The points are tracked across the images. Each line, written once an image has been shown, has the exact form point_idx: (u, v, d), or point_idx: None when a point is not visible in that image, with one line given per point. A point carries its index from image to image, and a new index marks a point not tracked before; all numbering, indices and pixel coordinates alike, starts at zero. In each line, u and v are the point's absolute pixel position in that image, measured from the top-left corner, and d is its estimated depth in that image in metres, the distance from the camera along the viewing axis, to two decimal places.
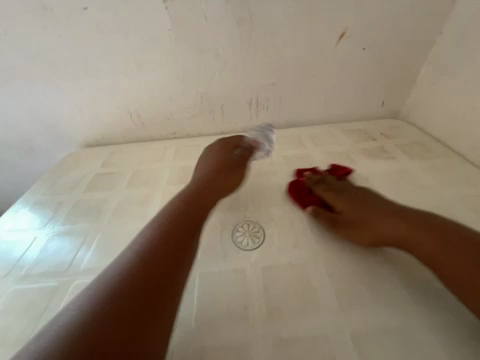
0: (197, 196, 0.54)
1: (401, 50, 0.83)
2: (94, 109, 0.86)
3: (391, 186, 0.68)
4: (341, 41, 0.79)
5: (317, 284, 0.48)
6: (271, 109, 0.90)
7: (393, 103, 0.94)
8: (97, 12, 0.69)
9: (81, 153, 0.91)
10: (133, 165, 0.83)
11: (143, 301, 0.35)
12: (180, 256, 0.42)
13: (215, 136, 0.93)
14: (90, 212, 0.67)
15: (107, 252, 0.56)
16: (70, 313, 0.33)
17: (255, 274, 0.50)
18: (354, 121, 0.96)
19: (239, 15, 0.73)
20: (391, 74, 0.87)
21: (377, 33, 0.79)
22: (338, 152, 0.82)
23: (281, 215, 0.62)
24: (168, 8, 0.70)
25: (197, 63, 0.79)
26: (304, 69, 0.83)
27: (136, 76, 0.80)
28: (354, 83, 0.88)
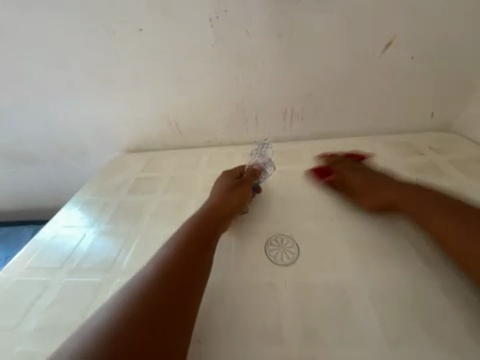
0: (212, 214, 0.59)
1: (457, 58, 0.76)
2: (139, 118, 0.93)
3: None
4: (386, 50, 0.76)
5: (359, 310, 0.44)
6: (306, 119, 0.89)
7: (445, 115, 0.86)
8: (150, 33, 0.77)
9: (124, 158, 0.99)
10: (170, 171, 0.87)
11: (165, 311, 0.39)
12: (196, 271, 0.46)
13: (248, 146, 0.94)
14: (130, 214, 0.72)
15: (145, 254, 0.59)
16: (104, 316, 0.38)
17: (290, 290, 0.48)
18: (397, 133, 0.90)
19: (280, 29, 0.74)
20: (444, 84, 0.80)
21: (428, 41, 0.74)
22: (379, 166, 0.77)
23: (317, 230, 0.59)
24: (214, 26, 0.75)
25: (236, 75, 0.82)
26: (344, 79, 0.81)
27: (178, 88, 0.86)
28: (399, 94, 0.82)
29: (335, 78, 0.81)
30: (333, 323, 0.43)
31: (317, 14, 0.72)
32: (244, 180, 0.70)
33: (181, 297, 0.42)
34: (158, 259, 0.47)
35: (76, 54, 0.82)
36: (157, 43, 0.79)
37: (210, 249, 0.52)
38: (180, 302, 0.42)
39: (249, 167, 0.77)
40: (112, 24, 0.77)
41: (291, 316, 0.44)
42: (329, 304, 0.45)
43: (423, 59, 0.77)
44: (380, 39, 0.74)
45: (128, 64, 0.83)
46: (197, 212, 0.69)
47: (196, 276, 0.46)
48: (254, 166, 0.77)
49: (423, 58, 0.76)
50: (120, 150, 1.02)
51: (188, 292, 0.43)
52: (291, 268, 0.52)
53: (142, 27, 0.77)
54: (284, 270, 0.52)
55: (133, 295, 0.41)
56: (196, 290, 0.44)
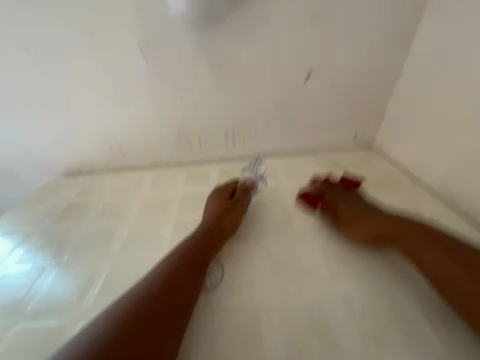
0: (208, 237, 0.58)
1: (367, 89, 0.88)
2: (75, 140, 0.89)
3: None
4: (308, 80, 0.85)
5: (268, 333, 0.44)
6: (247, 140, 0.94)
7: (366, 135, 0.98)
8: (78, 57, 0.76)
9: (59, 182, 0.92)
10: (108, 195, 0.84)
11: (149, 331, 0.39)
12: (183, 299, 0.45)
13: (193, 166, 0.96)
14: (51, 245, 0.66)
15: (58, 291, 0.54)
16: (76, 346, 0.36)
17: (205, 317, 0.47)
18: (328, 152, 0.99)
19: (211, 59, 0.79)
20: (360, 110, 0.92)
21: (341, 74, 0.84)
22: (309, 183, 0.83)
23: (244, 250, 0.60)
24: (144, 54, 0.77)
25: (173, 100, 0.84)
26: (275, 105, 0.88)
27: (114, 110, 0.85)
28: (324, 118, 0.92)
29: (267, 104, 0.88)
30: (242, 350, 0.42)
31: (242, 47, 0.78)
32: (238, 198, 0.70)
33: (171, 314, 0.43)
34: (153, 275, 0.47)
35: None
36: (87, 68, 0.78)
37: (205, 267, 0.53)
38: (171, 319, 0.42)
39: (241, 183, 0.76)
40: (34, 47, 0.73)
41: (201, 346, 0.43)
42: (241, 329, 0.45)
43: (340, 88, 0.87)
44: (301, 71, 0.83)
45: (57, 87, 0.80)
46: (127, 240, 0.66)
47: (190, 294, 0.47)
48: (245, 182, 0.76)
49: (340, 88, 0.87)
50: (56, 173, 0.96)
51: (179, 309, 0.44)
52: (211, 292, 0.51)
53: (69, 52, 0.75)
54: (203, 295, 0.50)
55: (123, 311, 0.41)
56: (188, 308, 0.45)
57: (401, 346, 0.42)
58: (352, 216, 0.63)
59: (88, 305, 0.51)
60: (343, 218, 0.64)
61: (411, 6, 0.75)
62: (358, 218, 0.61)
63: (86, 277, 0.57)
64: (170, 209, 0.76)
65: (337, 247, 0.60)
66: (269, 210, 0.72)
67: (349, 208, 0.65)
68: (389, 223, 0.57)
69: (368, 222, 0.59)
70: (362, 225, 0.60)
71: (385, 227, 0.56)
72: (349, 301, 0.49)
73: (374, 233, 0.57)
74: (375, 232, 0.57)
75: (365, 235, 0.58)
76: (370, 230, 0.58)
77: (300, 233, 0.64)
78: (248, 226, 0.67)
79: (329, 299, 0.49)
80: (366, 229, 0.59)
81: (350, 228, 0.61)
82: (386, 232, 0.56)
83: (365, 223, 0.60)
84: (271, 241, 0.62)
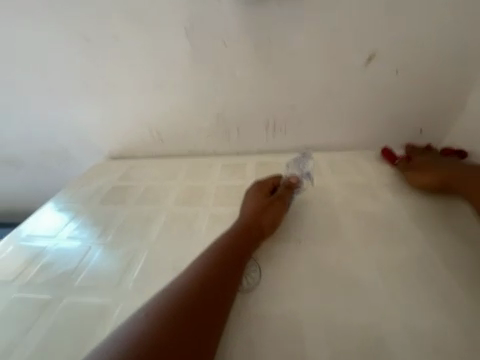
0: (247, 234, 0.54)
1: (444, 73, 0.72)
2: (120, 125, 0.92)
3: (422, 232, 0.57)
4: (369, 63, 0.73)
5: (311, 347, 0.39)
6: (289, 132, 0.86)
7: (434, 131, 0.82)
8: (127, 40, 0.76)
9: (105, 165, 0.98)
10: (147, 180, 0.86)
11: (192, 324, 0.38)
12: (223, 296, 0.43)
13: (229, 157, 0.92)
14: (97, 224, 0.70)
15: (101, 271, 0.56)
16: (128, 327, 0.37)
17: (242, 321, 0.44)
18: (384, 148, 0.85)
19: (257, 40, 0.72)
20: (432, 100, 0.76)
21: (413, 56, 0.70)
22: (359, 183, 0.73)
23: (283, 252, 0.55)
24: (189, 36, 0.74)
25: (214, 86, 0.81)
26: (326, 91, 0.78)
27: (157, 96, 0.85)
28: (384, 108, 0.79)
29: (317, 90, 0.78)
30: None
31: (294, 25, 0.69)
32: (278, 194, 0.64)
33: (209, 318, 0.40)
34: (189, 273, 0.45)
35: (55, 61, 0.82)
36: (134, 53, 0.78)
37: (242, 269, 0.49)
38: (209, 322, 0.39)
39: (285, 180, 0.70)
40: (88, 31, 0.76)
41: (237, 353, 0.40)
42: (283, 342, 0.40)
43: (409, 72, 0.73)
44: (361, 51, 0.71)
45: (107, 72, 0.82)
46: (163, 227, 0.66)
47: (227, 296, 0.44)
48: (290, 179, 0.69)
49: (409, 72, 0.73)
50: (103, 157, 1.02)
51: (216, 312, 0.41)
52: (248, 296, 0.47)
53: (118, 36, 0.76)
54: (240, 297, 0.47)
55: (161, 310, 0.39)
56: (225, 312, 0.42)
57: None
58: (436, 166, 0.68)
59: (127, 289, 0.52)
60: (412, 163, 0.72)
61: None
62: (430, 166, 0.68)
63: (126, 259, 0.59)
64: (206, 199, 0.74)
65: (397, 262, 0.51)
66: (313, 210, 0.65)
67: (425, 159, 0.72)
68: (473, 177, 0.61)
69: (432, 167, 0.67)
70: (425, 169, 0.68)
71: (453, 176, 0.64)
72: (413, 328, 0.41)
73: (440, 174, 0.65)
74: (453, 177, 0.64)
75: (435, 177, 0.65)
76: (433, 175, 0.66)
77: (350, 239, 0.56)
78: (288, 225, 0.62)
79: (385, 320, 0.42)
80: (438, 174, 0.66)
81: (413, 173, 0.69)
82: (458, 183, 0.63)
83: (444, 169, 0.66)
84: (314, 245, 0.56)
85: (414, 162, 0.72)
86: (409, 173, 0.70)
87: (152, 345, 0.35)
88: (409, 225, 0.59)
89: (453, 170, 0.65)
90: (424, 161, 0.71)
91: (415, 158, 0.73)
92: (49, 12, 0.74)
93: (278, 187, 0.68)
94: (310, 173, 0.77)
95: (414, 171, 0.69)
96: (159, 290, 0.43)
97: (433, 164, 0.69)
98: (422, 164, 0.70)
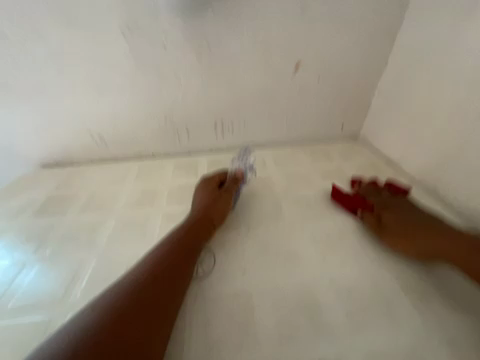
0: (198, 226, 0.58)
1: (354, 80, 0.89)
2: (52, 129, 0.83)
3: (344, 208, 0.70)
4: (297, 70, 0.84)
5: (260, 315, 0.46)
6: (236, 131, 0.93)
7: (352, 126, 1.00)
8: (51, 36, 0.68)
9: (38, 174, 0.87)
10: (92, 186, 0.80)
11: (147, 310, 0.40)
12: (177, 284, 0.46)
13: (181, 157, 0.94)
14: (31, 239, 0.63)
15: (41, 287, 0.52)
16: (77, 324, 0.36)
17: (197, 305, 0.47)
18: (316, 142, 1.01)
19: (197, 44, 0.75)
20: (347, 101, 0.93)
21: (330, 65, 0.85)
22: (297, 173, 0.84)
23: (234, 240, 0.61)
24: (126, 36, 0.71)
25: (159, 87, 0.81)
26: (264, 94, 0.87)
27: (96, 98, 0.80)
28: (312, 108, 0.93)
29: (257, 93, 0.86)
30: (233, 333, 0.43)
31: (231, 32, 0.75)
32: (227, 188, 0.70)
33: (161, 303, 0.42)
34: (142, 267, 0.46)
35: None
36: (62, 51, 0.71)
37: (195, 258, 0.52)
38: (162, 307, 0.42)
39: (232, 174, 0.76)
40: None
41: (194, 333, 0.43)
42: (234, 314, 0.46)
43: (328, 79, 0.87)
44: (290, 60, 0.82)
45: (28, 70, 0.72)
46: (113, 233, 0.64)
47: (180, 284, 0.46)
48: (236, 173, 0.75)
49: (328, 79, 0.87)
50: (34, 165, 0.90)
51: (169, 298, 0.43)
52: (202, 281, 0.51)
53: (38, 30, 0.67)
54: (195, 285, 0.51)
55: (110, 302, 0.39)
56: (179, 297, 0.45)
57: (382, 319, 0.45)
58: (396, 225, 0.59)
59: (74, 300, 0.49)
60: (382, 222, 0.61)
61: None
62: (398, 227, 0.59)
63: (70, 271, 0.55)
64: (159, 201, 0.74)
65: (325, 234, 0.62)
66: (260, 200, 0.73)
67: (391, 214, 0.63)
68: (424, 235, 0.54)
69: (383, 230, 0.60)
70: (403, 234, 0.57)
71: (421, 239, 0.54)
72: (336, 283, 0.51)
73: (413, 242, 0.55)
74: (415, 237, 0.55)
75: (413, 245, 0.54)
76: (415, 241, 0.54)
77: (290, 221, 0.66)
78: (238, 216, 0.68)
79: (317, 281, 0.51)
80: (413, 238, 0.55)
81: (389, 236, 0.58)
82: (420, 245, 0.54)
83: (412, 232, 0.56)
84: (260, 230, 0.63)
85: (385, 222, 0.61)
86: (388, 238, 0.58)
87: (104, 334, 0.35)
88: (335, 204, 0.72)
89: (417, 230, 0.56)
90: (393, 218, 0.61)
91: (381, 211, 0.65)
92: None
93: (226, 181, 0.73)
94: (253, 166, 0.82)
95: (389, 233, 0.58)
96: (109, 287, 0.43)
97: (392, 212, 0.63)
98: (390, 224, 0.60)
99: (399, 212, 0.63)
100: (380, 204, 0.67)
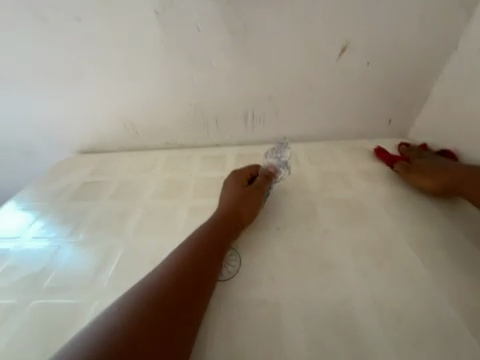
0: (226, 224, 0.54)
1: (412, 65, 0.75)
2: (89, 117, 0.86)
3: (390, 215, 0.61)
4: (343, 54, 0.74)
5: (289, 328, 0.41)
6: (268, 122, 0.86)
7: (402, 120, 0.87)
8: (89, 23, 0.68)
9: (75, 159, 0.92)
10: (122, 174, 0.82)
11: (173, 310, 0.38)
12: (203, 284, 0.43)
13: (209, 148, 0.91)
14: (66, 223, 0.65)
15: (74, 271, 0.53)
16: (107, 317, 0.36)
17: (222, 308, 0.44)
18: (356, 137, 0.90)
19: (233, 27, 0.69)
20: (400, 91, 0.80)
21: (383, 48, 0.72)
22: (334, 172, 0.75)
23: (263, 240, 0.56)
24: (160, 20, 0.68)
25: (190, 74, 0.77)
26: (302, 82, 0.79)
27: (130, 86, 0.79)
28: (357, 99, 0.82)
29: (294, 80, 0.78)
30: (261, 346, 0.39)
31: (270, 13, 0.67)
32: (257, 184, 0.65)
33: (187, 304, 0.40)
34: (169, 264, 0.44)
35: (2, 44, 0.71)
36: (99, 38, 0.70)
37: (221, 257, 0.49)
38: (187, 309, 0.39)
39: (263, 170, 0.70)
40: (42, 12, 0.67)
41: (218, 339, 0.41)
42: (262, 324, 0.42)
43: (379, 65, 0.75)
44: (336, 42, 0.72)
45: (68, 58, 0.74)
46: (141, 222, 0.64)
47: (206, 284, 0.44)
48: (268, 169, 0.70)
49: (379, 65, 0.75)
50: (72, 151, 0.95)
51: (195, 300, 0.41)
52: (228, 284, 0.48)
53: (78, 18, 0.67)
54: (220, 286, 0.48)
55: (136, 301, 0.38)
56: (204, 299, 0.42)
57: (443, 355, 0.37)
58: (425, 169, 0.66)
59: (102, 287, 0.50)
60: (412, 167, 0.69)
61: None
62: (428, 169, 0.66)
63: (100, 257, 0.56)
64: (185, 193, 0.72)
65: (367, 244, 0.54)
66: (291, 199, 0.67)
67: (426, 164, 0.68)
68: (452, 175, 0.61)
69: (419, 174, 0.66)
70: (430, 173, 0.65)
71: (446, 177, 0.62)
72: (381, 303, 0.44)
73: (440, 179, 0.63)
74: (442, 176, 0.63)
75: (438, 182, 0.63)
76: (441, 179, 0.62)
77: (325, 225, 0.59)
78: (267, 214, 0.63)
79: (357, 299, 0.45)
80: (441, 177, 0.63)
81: (417, 177, 0.66)
82: (446, 180, 0.62)
83: (441, 173, 0.63)
84: (292, 232, 0.57)
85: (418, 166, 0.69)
86: (413, 177, 0.67)
87: (131, 332, 0.34)
88: (379, 209, 0.62)
89: (444, 171, 0.63)
90: (424, 164, 0.69)
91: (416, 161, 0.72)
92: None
93: (256, 177, 0.69)
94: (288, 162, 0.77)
95: (417, 174, 0.66)
96: (136, 281, 0.42)
97: (428, 161, 0.69)
98: (421, 167, 0.68)
99: (434, 161, 0.69)
100: (418, 157, 0.74)
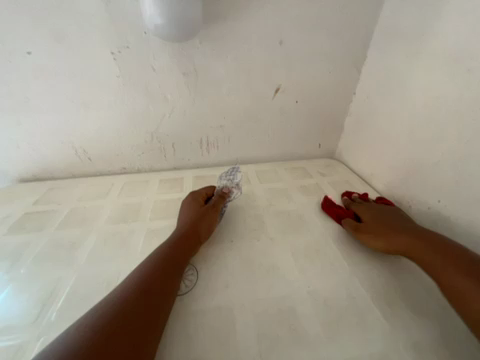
0: (185, 241, 0.59)
1: (328, 104, 0.99)
2: (34, 144, 0.82)
3: (321, 221, 0.75)
4: (277, 94, 0.92)
5: (241, 328, 0.47)
6: (221, 147, 0.97)
7: (328, 145, 1.09)
8: (41, 56, 0.71)
9: (14, 189, 0.84)
10: (73, 201, 0.79)
11: (136, 323, 0.40)
12: (165, 297, 0.47)
13: (167, 172, 0.96)
14: (4, 258, 0.60)
15: (14, 309, 0.49)
16: (68, 335, 0.36)
17: (181, 320, 0.47)
18: (296, 158, 1.08)
19: (185, 68, 0.81)
20: (323, 123, 1.03)
21: (306, 91, 0.94)
22: (279, 188, 0.89)
23: (218, 253, 0.62)
24: (117, 59, 0.75)
25: (146, 105, 0.84)
26: (248, 114, 0.93)
27: (82, 114, 0.81)
28: (292, 128, 1.01)
29: (241, 113, 0.93)
30: (216, 347, 0.44)
31: (217, 59, 0.82)
32: (213, 203, 0.72)
33: (151, 315, 0.43)
34: (131, 281, 0.46)
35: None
36: (51, 70, 0.73)
37: (181, 272, 0.53)
38: (151, 319, 0.42)
39: (218, 190, 0.80)
40: None
41: (178, 349, 0.43)
42: (217, 327, 0.47)
43: (305, 103, 0.96)
44: (270, 85, 0.90)
45: (14, 86, 0.73)
46: (95, 249, 0.63)
47: (168, 296, 0.47)
48: (223, 190, 0.80)
49: (305, 103, 0.96)
50: (11, 179, 0.87)
51: (158, 310, 0.44)
52: (187, 296, 0.52)
53: (29, 51, 0.69)
54: (179, 299, 0.51)
55: (100, 318, 0.38)
56: (166, 309, 0.46)
57: (356, 326, 0.49)
58: (369, 226, 0.66)
59: (50, 320, 0.47)
60: (361, 226, 0.67)
61: (363, 33, 0.86)
62: (376, 227, 0.65)
63: (46, 291, 0.53)
64: (143, 216, 0.74)
65: (304, 246, 0.66)
66: (244, 214, 0.76)
67: (370, 216, 0.70)
68: (399, 235, 0.60)
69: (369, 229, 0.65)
70: (377, 232, 0.64)
71: (392, 240, 0.60)
72: (313, 293, 0.54)
73: (383, 238, 0.62)
74: (391, 240, 0.60)
75: (386, 243, 0.61)
76: (388, 240, 0.61)
77: (271, 234, 0.69)
78: (222, 230, 0.70)
79: (296, 293, 0.54)
80: (387, 237, 0.61)
81: (365, 236, 0.65)
82: (396, 244, 0.60)
83: (386, 232, 0.63)
84: (244, 243, 0.65)
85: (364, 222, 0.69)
86: (365, 238, 0.64)
87: (96, 344, 0.34)
88: (313, 217, 0.77)
89: (389, 232, 0.62)
90: (372, 219, 0.69)
91: (365, 213, 0.72)
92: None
93: (213, 196, 0.77)
94: (240, 183, 0.87)
95: (366, 233, 0.65)
96: (99, 300, 0.43)
97: (368, 215, 0.71)
98: (368, 222, 0.68)
99: (377, 214, 0.70)
100: (366, 209, 0.73)
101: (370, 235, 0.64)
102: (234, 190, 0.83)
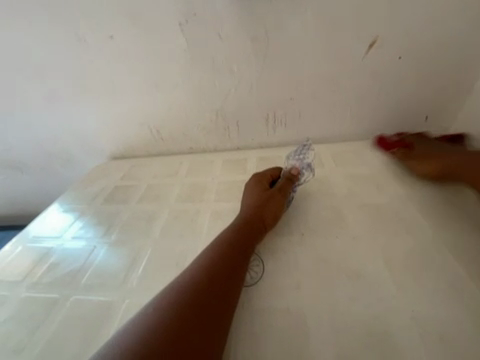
0: (249, 229, 0.54)
1: (451, 56, 0.69)
2: (120, 125, 0.92)
3: (429, 222, 0.55)
4: (370, 50, 0.70)
5: (315, 341, 0.39)
6: (289, 125, 0.85)
7: (440, 118, 0.79)
8: (121, 40, 0.75)
9: (107, 165, 0.99)
10: (149, 178, 0.87)
11: (202, 317, 0.38)
12: (231, 289, 0.43)
13: (230, 152, 0.92)
14: (101, 224, 0.71)
15: (107, 269, 0.57)
16: (143, 318, 0.37)
17: (247, 316, 0.43)
18: (387, 138, 0.83)
19: (254, 31, 0.70)
20: (436, 86, 0.74)
21: (416, 41, 0.68)
22: (363, 174, 0.71)
23: (286, 246, 0.55)
24: (184, 31, 0.72)
25: (212, 80, 0.79)
26: (326, 82, 0.76)
27: (155, 93, 0.84)
28: (386, 96, 0.77)
29: (318, 80, 0.76)
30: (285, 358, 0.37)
31: (292, 14, 0.67)
32: (279, 187, 0.63)
33: (213, 312, 0.39)
34: (196, 269, 0.45)
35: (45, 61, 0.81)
36: (129, 52, 0.77)
37: (246, 262, 0.49)
38: (215, 314, 0.39)
39: (285, 172, 0.69)
40: (82, 31, 0.75)
41: (245, 346, 0.40)
42: (287, 336, 0.40)
43: (413, 58, 0.70)
44: (362, 39, 0.68)
45: (104, 71, 0.81)
46: (166, 225, 0.66)
47: (233, 290, 0.43)
48: (291, 171, 0.69)
49: (412, 59, 0.70)
50: (105, 157, 1.03)
51: (221, 307, 0.41)
52: (252, 290, 0.47)
53: (113, 35, 0.74)
54: (244, 292, 0.47)
55: (164, 309, 0.38)
56: (231, 305, 0.42)
57: None
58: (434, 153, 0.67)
59: (132, 286, 0.52)
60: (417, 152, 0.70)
61: None
62: (440, 154, 0.66)
63: (129, 258, 0.59)
64: (207, 196, 0.74)
65: (402, 254, 0.50)
66: (315, 204, 0.64)
67: (427, 148, 0.70)
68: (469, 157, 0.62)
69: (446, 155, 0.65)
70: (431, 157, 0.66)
71: (444, 162, 0.63)
72: (420, 320, 0.40)
73: (442, 161, 0.63)
74: (438, 163, 0.64)
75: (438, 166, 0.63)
76: (432, 164, 0.64)
77: (353, 231, 0.55)
78: (290, 220, 0.61)
79: (391, 314, 0.41)
80: (440, 161, 0.64)
81: (416, 162, 0.67)
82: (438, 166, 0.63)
83: (443, 156, 0.65)
84: (316, 239, 0.55)
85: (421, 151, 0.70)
86: (414, 163, 0.68)
87: (165, 335, 0.35)
88: (416, 216, 0.57)
89: (442, 157, 0.64)
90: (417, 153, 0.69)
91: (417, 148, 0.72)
92: (39, 7, 0.72)
93: (278, 179, 0.67)
94: (311, 164, 0.75)
95: (420, 158, 0.67)
96: (168, 284, 0.43)
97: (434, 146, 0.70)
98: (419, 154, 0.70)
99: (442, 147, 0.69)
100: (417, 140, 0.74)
101: (423, 161, 0.66)
102: (304, 172, 0.71)
